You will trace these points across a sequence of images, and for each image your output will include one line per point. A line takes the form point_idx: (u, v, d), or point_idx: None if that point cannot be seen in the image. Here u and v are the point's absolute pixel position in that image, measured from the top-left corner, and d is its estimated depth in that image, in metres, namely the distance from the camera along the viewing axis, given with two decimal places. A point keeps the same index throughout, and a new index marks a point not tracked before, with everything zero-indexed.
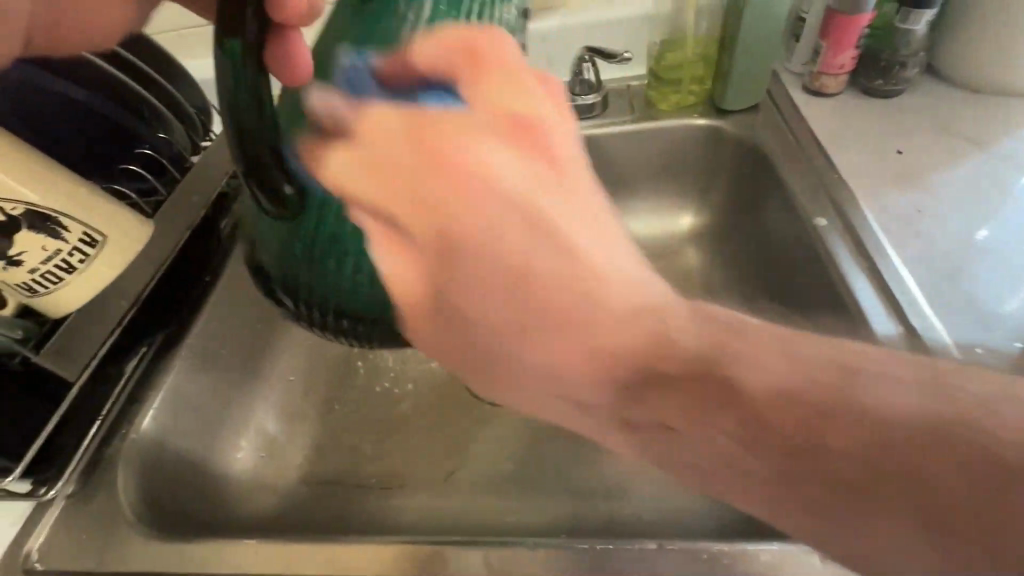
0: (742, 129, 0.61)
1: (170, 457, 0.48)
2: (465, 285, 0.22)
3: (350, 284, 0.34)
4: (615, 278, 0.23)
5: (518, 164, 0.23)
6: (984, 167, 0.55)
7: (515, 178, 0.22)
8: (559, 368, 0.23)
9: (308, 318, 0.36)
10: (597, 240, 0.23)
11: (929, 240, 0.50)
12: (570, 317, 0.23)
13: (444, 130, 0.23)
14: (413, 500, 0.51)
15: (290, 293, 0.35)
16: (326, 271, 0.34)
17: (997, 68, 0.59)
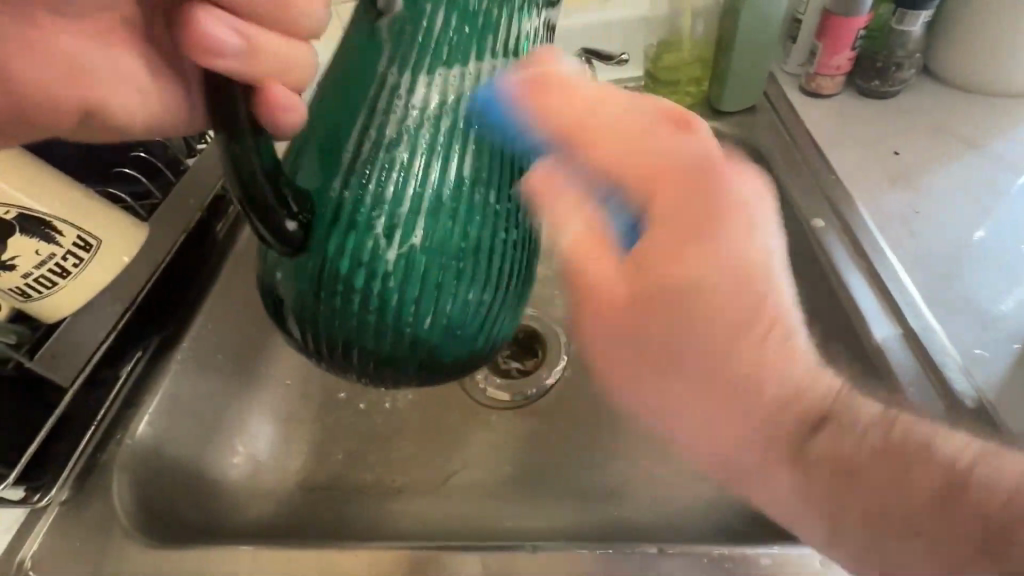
0: (739, 130, 0.61)
1: (167, 460, 0.48)
2: (743, 358, 0.26)
3: (360, 325, 0.35)
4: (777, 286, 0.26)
5: (747, 181, 0.27)
6: (980, 167, 0.55)
7: (743, 188, 0.26)
8: (757, 374, 0.26)
9: (320, 353, 0.37)
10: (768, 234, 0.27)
11: (926, 240, 0.50)
12: (777, 325, 0.26)
13: (661, 140, 0.28)
14: (411, 504, 0.51)
15: (302, 329, 0.36)
16: (337, 313, 0.35)
17: (992, 69, 0.59)
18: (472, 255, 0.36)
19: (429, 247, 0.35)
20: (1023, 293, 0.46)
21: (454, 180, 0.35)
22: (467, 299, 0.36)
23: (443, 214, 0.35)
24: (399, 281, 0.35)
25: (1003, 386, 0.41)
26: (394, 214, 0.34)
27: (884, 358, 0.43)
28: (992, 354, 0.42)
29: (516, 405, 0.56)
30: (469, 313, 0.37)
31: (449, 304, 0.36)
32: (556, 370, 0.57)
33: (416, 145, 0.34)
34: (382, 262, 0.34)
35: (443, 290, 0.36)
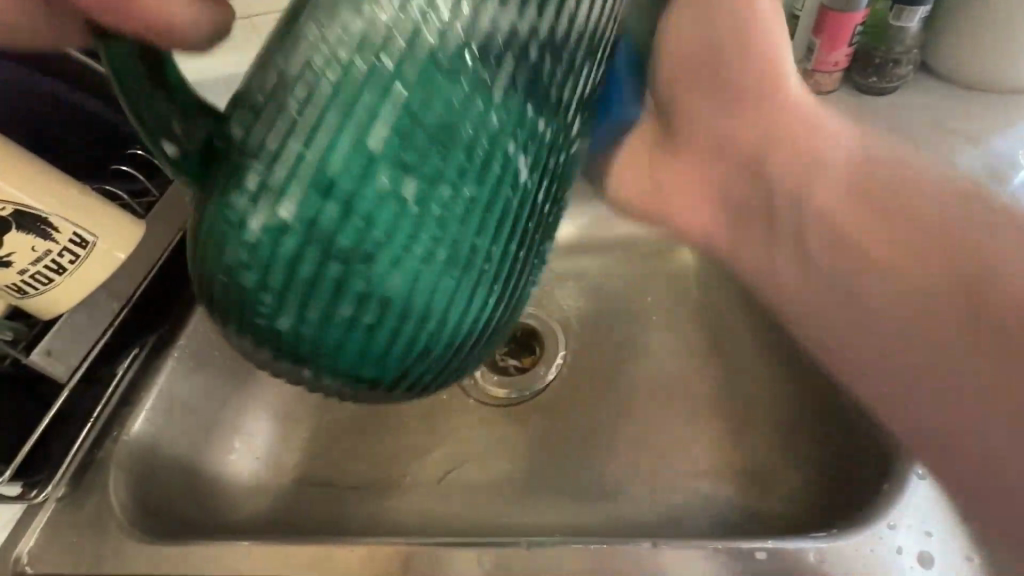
0: None
1: (163, 457, 0.48)
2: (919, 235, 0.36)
3: (214, 306, 0.25)
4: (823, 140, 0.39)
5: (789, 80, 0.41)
6: (978, 164, 0.55)
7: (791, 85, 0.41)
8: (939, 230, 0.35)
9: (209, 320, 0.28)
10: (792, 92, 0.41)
11: None
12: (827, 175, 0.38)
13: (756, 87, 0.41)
14: (410, 500, 0.51)
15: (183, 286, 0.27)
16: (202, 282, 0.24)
17: (990, 66, 0.59)
18: (401, 248, 0.24)
19: (328, 228, 0.23)
20: None
21: (381, 131, 0.22)
22: (384, 313, 0.25)
23: (359, 181, 0.23)
24: (280, 271, 0.23)
25: None
26: (278, 166, 0.22)
27: None
28: None
29: (515, 400, 0.55)
30: (385, 333, 0.25)
31: (355, 317, 0.24)
32: (554, 365, 0.57)
33: (328, 65, 0.21)
34: (254, 237, 0.23)
35: (349, 293, 0.24)
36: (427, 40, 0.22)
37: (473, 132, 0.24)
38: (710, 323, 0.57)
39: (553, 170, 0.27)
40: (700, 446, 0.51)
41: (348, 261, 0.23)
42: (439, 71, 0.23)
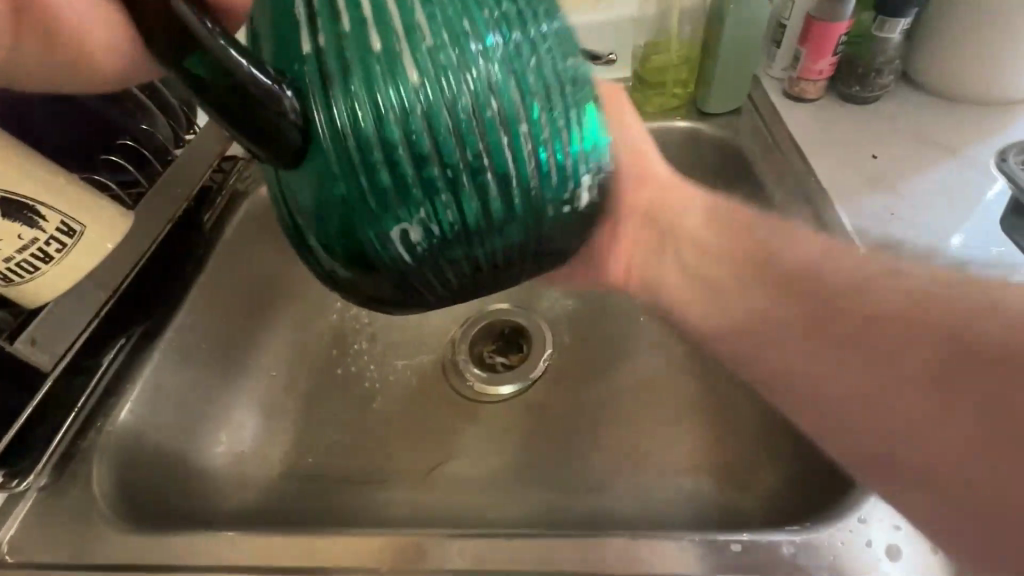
0: (723, 132, 0.64)
1: (148, 447, 0.48)
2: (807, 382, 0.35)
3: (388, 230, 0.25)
4: (688, 210, 0.44)
5: (687, 215, 0.44)
6: (954, 172, 0.56)
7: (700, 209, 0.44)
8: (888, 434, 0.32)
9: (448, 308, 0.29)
10: (667, 217, 0.44)
11: (902, 243, 0.51)
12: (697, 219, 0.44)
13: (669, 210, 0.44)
14: (393, 494, 0.51)
15: (386, 283, 0.27)
16: (416, 216, 0.25)
17: (970, 77, 0.60)
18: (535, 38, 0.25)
19: (460, 50, 0.24)
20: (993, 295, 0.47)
21: None
22: (561, 110, 0.25)
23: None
24: (452, 119, 0.24)
25: None
26: (384, 19, 0.23)
27: None
28: None
29: (501, 399, 0.57)
30: (574, 130, 0.26)
31: (536, 122, 0.25)
32: (543, 361, 0.59)
33: None
34: (405, 81, 0.23)
35: (502, 89, 0.24)
36: None
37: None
38: None
39: None
40: (682, 442, 0.52)
41: (502, 69, 0.24)
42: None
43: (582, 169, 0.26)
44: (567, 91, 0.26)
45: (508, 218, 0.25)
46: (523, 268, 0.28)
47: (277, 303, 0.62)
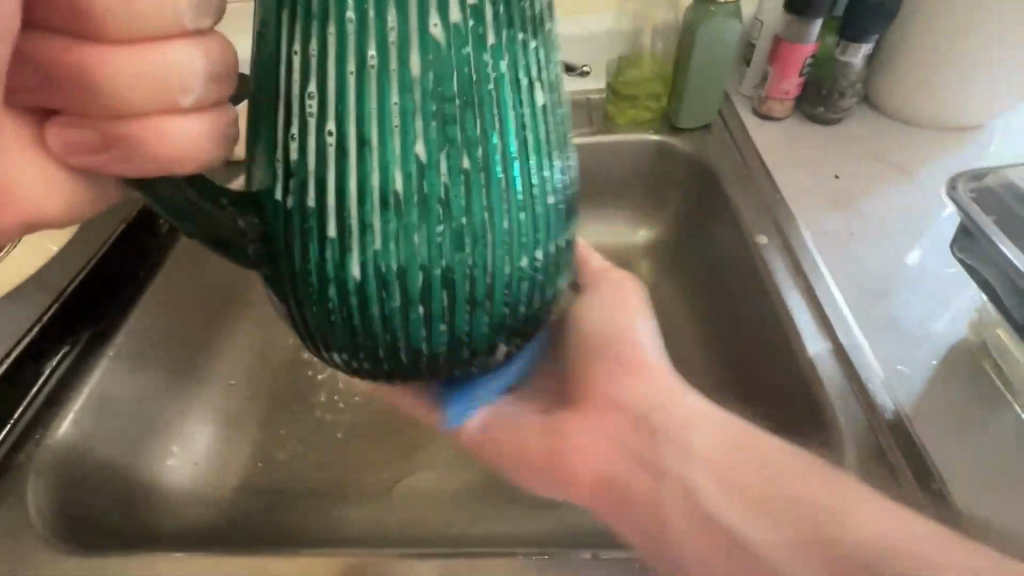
0: (693, 147, 0.65)
1: (92, 462, 0.45)
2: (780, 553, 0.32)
3: (310, 334, 0.28)
4: (641, 366, 0.40)
5: (655, 364, 0.40)
6: (912, 194, 0.58)
7: (651, 351, 0.40)
8: None
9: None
10: (625, 385, 0.39)
11: (861, 263, 0.52)
12: (657, 379, 0.39)
13: (624, 374, 0.40)
14: (355, 510, 0.50)
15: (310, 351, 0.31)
16: (338, 342, 0.27)
17: (927, 103, 0.63)
18: (483, 253, 0.25)
19: (400, 255, 0.25)
20: (947, 314, 0.48)
21: (414, 151, 0.23)
22: (466, 302, 0.26)
23: (424, 184, 0.24)
24: (374, 310, 0.26)
25: (925, 399, 0.42)
26: (343, 209, 0.24)
27: (815, 370, 0.44)
28: (914, 371, 0.44)
29: None
30: (475, 320, 0.27)
31: (469, 304, 0.26)
32: None
33: (317, 80, 0.23)
34: (342, 271, 0.25)
35: (427, 297, 0.26)
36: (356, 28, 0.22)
37: (502, 123, 0.24)
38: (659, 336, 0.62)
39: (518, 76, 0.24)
40: None
41: (435, 276, 0.25)
42: (446, 53, 0.23)
43: (480, 347, 0.28)
44: (480, 290, 0.26)
45: (400, 376, 0.29)
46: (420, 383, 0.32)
47: (240, 309, 0.60)
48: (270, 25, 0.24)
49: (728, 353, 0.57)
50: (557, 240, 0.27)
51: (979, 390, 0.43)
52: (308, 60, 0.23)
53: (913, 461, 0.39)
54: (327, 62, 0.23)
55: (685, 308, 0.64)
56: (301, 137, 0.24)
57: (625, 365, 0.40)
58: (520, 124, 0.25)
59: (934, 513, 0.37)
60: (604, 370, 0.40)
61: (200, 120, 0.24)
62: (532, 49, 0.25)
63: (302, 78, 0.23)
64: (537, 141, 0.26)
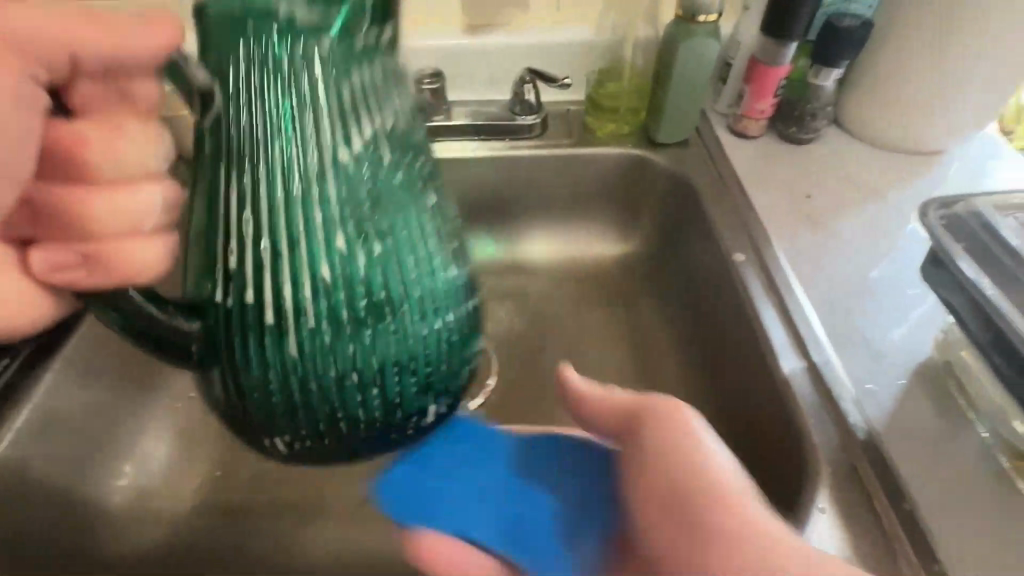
0: (671, 162, 0.65)
1: (35, 485, 0.43)
2: None
3: (254, 425, 0.28)
4: (719, 482, 0.32)
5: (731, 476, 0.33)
6: (879, 214, 0.60)
7: (725, 467, 0.33)
8: None
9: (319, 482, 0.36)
10: (698, 508, 0.32)
11: (832, 281, 0.53)
12: (709, 496, 0.32)
13: (656, 485, 0.33)
14: (320, 535, 0.48)
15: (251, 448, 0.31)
16: (280, 430, 0.28)
17: (893, 127, 0.65)
18: (401, 324, 0.27)
19: (328, 342, 0.26)
20: (915, 332, 0.49)
21: (336, 242, 0.25)
22: (398, 370, 0.27)
23: (344, 280, 0.26)
24: (309, 389, 0.27)
25: (893, 418, 0.43)
26: (273, 299, 0.25)
27: (790, 388, 0.45)
28: (883, 389, 0.45)
29: None
30: (408, 389, 0.28)
31: (401, 370, 0.27)
32: (479, 396, 0.61)
33: (249, 190, 0.25)
34: (278, 357, 0.26)
35: (359, 372, 0.27)
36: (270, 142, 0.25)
37: (411, 220, 0.27)
38: (636, 350, 0.63)
39: (411, 169, 0.28)
40: None
41: (364, 362, 0.27)
42: (355, 156, 0.25)
43: (417, 414, 0.29)
44: (407, 357, 0.27)
45: (344, 453, 0.30)
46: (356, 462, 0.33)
47: None
48: (206, 154, 0.26)
49: (704, 367, 0.58)
50: (468, 304, 0.29)
51: (944, 411, 0.44)
52: (239, 177, 0.25)
53: (883, 482, 0.40)
54: (256, 190, 0.25)
55: (660, 322, 0.65)
56: (234, 252, 0.25)
57: (704, 493, 0.32)
58: (423, 208, 0.28)
59: (901, 534, 0.38)
60: (659, 505, 0.33)
61: (160, 243, 0.29)
62: (421, 151, 0.29)
63: (238, 204, 0.25)
64: (435, 221, 0.28)
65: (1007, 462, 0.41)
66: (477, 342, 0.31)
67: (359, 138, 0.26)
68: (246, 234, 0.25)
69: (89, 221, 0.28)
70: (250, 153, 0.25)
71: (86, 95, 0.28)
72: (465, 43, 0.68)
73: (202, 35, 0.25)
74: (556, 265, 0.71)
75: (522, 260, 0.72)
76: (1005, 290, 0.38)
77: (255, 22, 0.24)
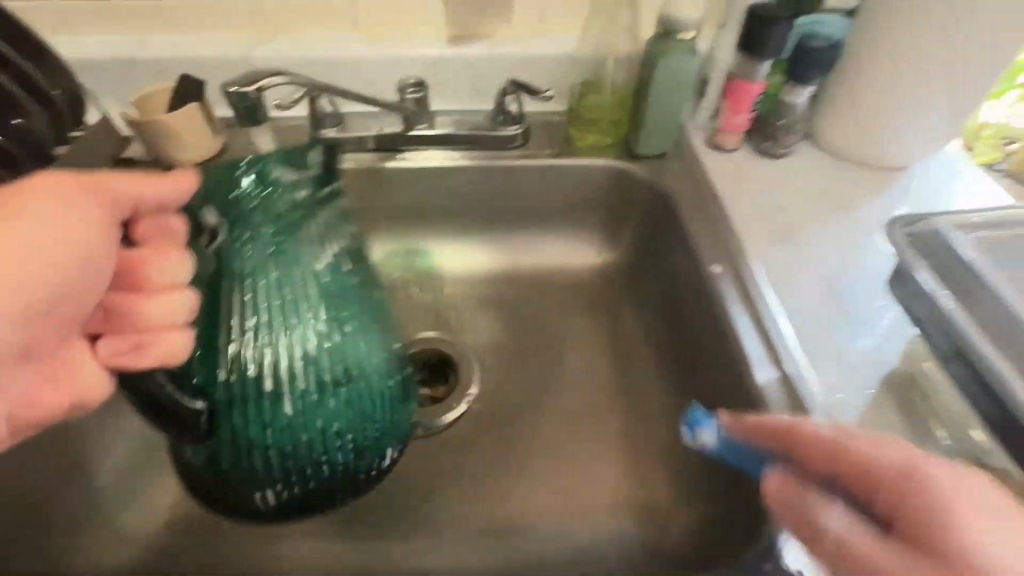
0: (649, 174, 0.67)
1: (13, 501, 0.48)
2: None
3: (265, 465, 0.44)
4: (947, 504, 0.24)
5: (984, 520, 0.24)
6: (850, 228, 0.62)
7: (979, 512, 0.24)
8: None
9: (287, 498, 0.47)
10: (902, 505, 0.26)
11: (804, 292, 0.55)
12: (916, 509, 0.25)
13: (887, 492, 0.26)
14: (298, 547, 0.51)
15: (257, 493, 0.46)
16: (285, 466, 0.44)
17: (863, 144, 0.68)
18: (363, 377, 0.46)
19: (315, 398, 0.44)
20: (886, 341, 0.51)
21: (311, 332, 0.44)
22: (363, 407, 0.46)
23: (316, 337, 0.44)
24: (303, 428, 0.44)
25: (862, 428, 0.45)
26: (275, 373, 0.43)
27: (764, 398, 0.46)
28: (852, 400, 0.47)
29: (428, 436, 0.58)
30: (371, 422, 0.47)
31: (366, 407, 0.46)
32: (462, 404, 0.61)
33: (252, 308, 0.43)
34: (282, 409, 0.43)
35: (337, 412, 0.45)
36: (268, 278, 0.44)
37: (352, 301, 0.47)
38: (616, 358, 0.65)
39: (364, 282, 0.49)
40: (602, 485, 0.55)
41: (332, 388, 0.44)
42: (322, 280, 0.45)
43: (375, 444, 0.48)
44: (369, 397, 0.46)
45: (328, 479, 0.47)
46: (334, 492, 0.48)
47: None
48: (219, 290, 0.43)
49: (681, 377, 0.59)
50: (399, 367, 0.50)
51: (911, 423, 0.46)
52: (243, 300, 0.43)
53: None
54: (255, 293, 0.43)
55: (639, 330, 0.66)
56: (242, 331, 0.43)
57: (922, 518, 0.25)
58: (369, 307, 0.49)
59: None
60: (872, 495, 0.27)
61: (185, 332, 0.38)
62: (360, 271, 0.49)
63: (241, 305, 0.43)
64: (375, 314, 0.49)
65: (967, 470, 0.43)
66: (408, 398, 0.50)
67: (327, 271, 0.46)
68: (252, 334, 0.43)
69: (141, 322, 0.37)
70: (252, 286, 0.43)
71: (146, 231, 0.40)
72: (449, 53, 0.68)
73: (208, 200, 0.43)
74: (537, 274, 0.72)
75: (505, 267, 0.72)
76: (964, 304, 0.39)
77: (259, 213, 0.44)
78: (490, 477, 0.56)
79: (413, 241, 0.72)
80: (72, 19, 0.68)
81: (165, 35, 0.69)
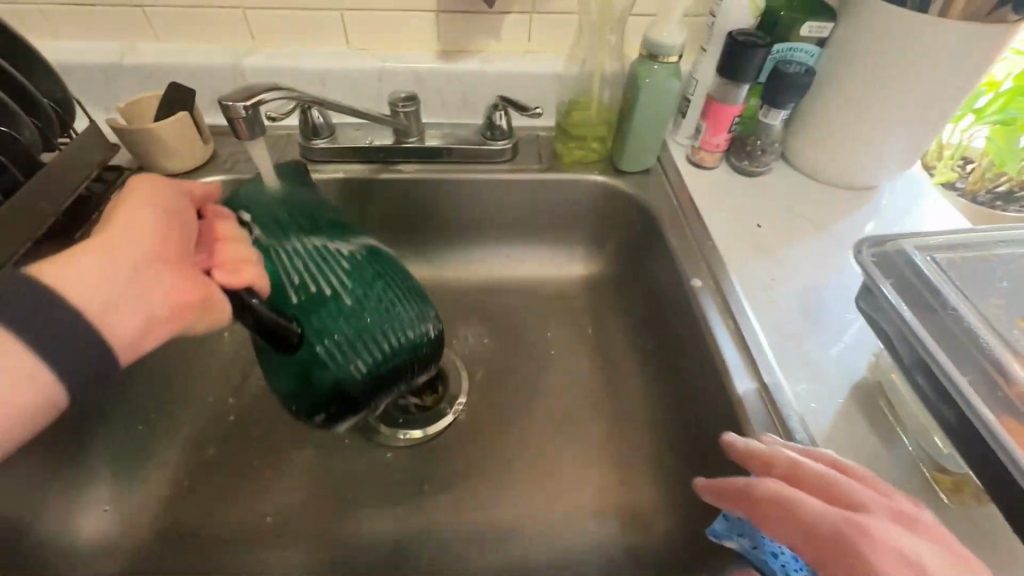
0: (632, 189, 0.69)
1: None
2: None
3: (349, 345, 0.48)
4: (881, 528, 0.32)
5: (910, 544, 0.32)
6: (823, 243, 0.65)
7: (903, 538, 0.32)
8: None
9: (376, 381, 0.49)
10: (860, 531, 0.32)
11: (780, 304, 0.58)
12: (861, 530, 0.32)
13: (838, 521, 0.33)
14: (282, 556, 0.51)
15: (352, 387, 0.48)
16: (364, 343, 0.48)
17: (833, 163, 0.71)
18: (393, 271, 0.53)
19: (366, 286, 0.50)
20: (854, 351, 0.54)
21: (343, 254, 0.52)
22: (405, 290, 0.53)
23: (347, 257, 0.52)
24: (369, 305, 0.50)
25: (831, 435, 0.48)
26: (328, 281, 0.49)
27: (742, 405, 0.49)
28: (823, 408, 0.49)
29: (416, 444, 0.60)
30: (415, 297, 0.53)
31: (405, 288, 0.53)
32: (451, 412, 0.62)
33: (294, 254, 0.50)
34: (344, 300, 0.49)
35: (387, 288, 0.51)
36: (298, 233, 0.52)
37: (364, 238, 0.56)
38: (602, 366, 0.67)
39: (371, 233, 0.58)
40: (586, 491, 0.57)
41: (374, 281, 0.51)
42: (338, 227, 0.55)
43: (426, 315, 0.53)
44: (404, 282, 0.53)
45: (403, 352, 0.50)
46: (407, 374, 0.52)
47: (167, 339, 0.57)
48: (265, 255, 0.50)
49: (662, 384, 0.61)
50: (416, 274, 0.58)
51: (878, 430, 0.48)
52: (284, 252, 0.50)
53: None
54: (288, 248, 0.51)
55: (624, 338, 0.69)
56: (288, 272, 0.49)
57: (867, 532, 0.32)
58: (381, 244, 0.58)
59: None
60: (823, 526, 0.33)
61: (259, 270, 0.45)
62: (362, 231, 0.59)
63: (283, 257, 0.50)
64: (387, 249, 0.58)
65: (928, 473, 0.46)
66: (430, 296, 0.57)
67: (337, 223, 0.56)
68: (298, 266, 0.50)
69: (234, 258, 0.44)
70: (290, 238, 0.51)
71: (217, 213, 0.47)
72: (440, 68, 0.70)
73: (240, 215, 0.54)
74: (525, 283, 0.74)
75: (493, 276, 0.74)
76: (926, 320, 0.42)
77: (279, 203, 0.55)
78: (479, 482, 0.57)
79: (402, 251, 0.73)
80: (59, 25, 0.67)
81: (154, 45, 0.69)
